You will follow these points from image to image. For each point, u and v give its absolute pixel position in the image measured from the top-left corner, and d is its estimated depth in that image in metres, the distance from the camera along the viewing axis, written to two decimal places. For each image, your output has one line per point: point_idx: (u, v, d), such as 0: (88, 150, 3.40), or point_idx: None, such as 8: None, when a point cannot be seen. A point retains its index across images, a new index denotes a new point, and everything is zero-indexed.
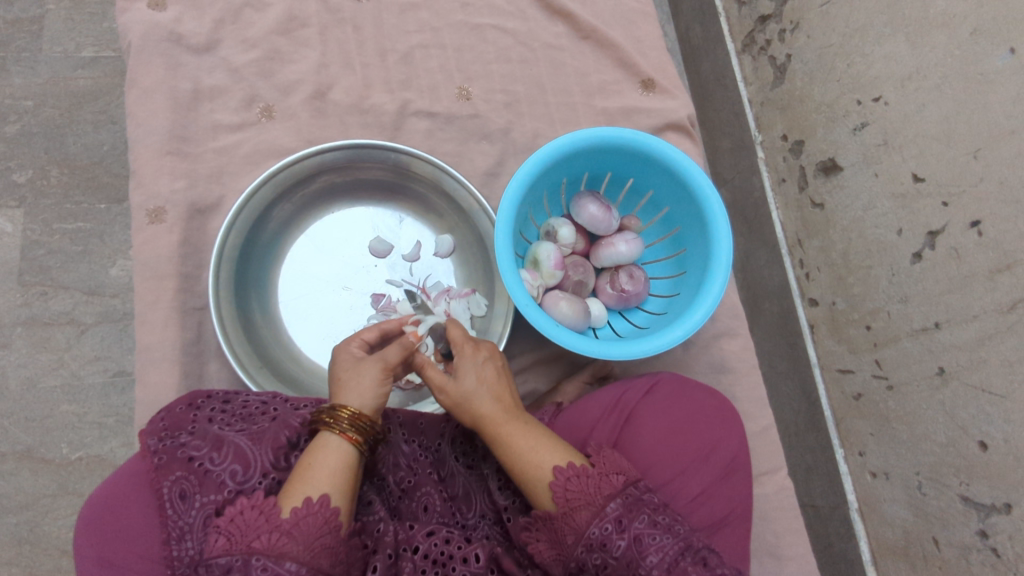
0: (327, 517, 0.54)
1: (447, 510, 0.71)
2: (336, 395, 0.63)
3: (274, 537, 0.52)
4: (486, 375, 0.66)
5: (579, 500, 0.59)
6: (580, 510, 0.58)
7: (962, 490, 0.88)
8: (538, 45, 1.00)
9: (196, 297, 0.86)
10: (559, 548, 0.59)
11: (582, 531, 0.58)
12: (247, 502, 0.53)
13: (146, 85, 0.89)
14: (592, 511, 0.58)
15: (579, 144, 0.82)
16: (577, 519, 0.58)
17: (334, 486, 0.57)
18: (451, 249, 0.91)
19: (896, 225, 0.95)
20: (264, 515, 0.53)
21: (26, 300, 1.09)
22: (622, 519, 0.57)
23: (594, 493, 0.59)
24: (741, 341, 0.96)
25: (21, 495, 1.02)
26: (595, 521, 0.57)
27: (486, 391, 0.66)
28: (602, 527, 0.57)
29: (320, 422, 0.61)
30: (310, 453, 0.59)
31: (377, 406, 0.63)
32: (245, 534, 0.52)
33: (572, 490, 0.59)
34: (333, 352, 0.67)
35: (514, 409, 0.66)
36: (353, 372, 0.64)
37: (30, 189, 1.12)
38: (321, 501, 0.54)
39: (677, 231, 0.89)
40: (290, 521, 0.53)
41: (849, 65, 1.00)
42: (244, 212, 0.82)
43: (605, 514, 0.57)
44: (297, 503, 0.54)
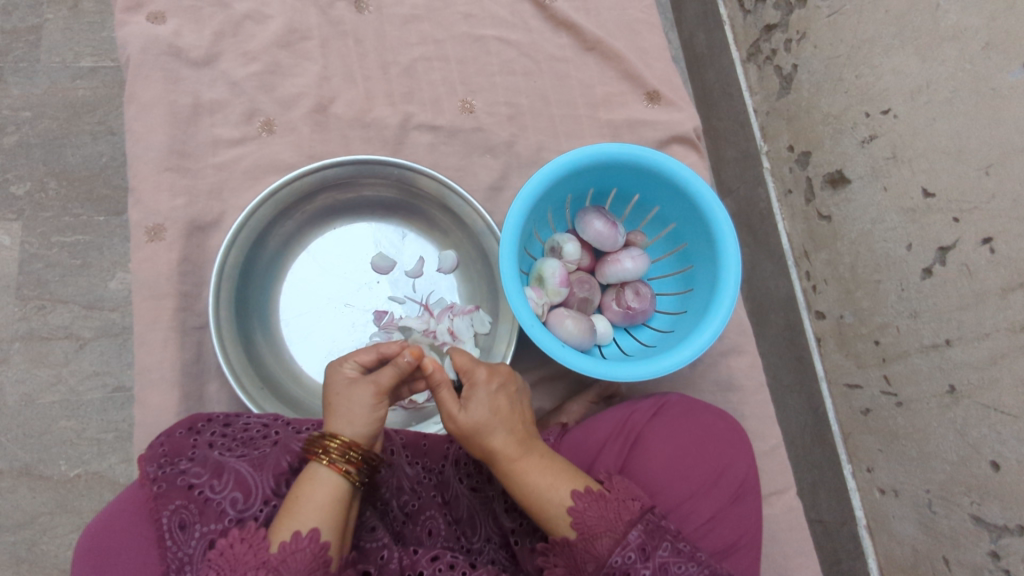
0: (316, 551, 0.53)
1: (452, 534, 0.70)
2: (329, 421, 0.61)
3: (261, 574, 0.51)
4: (500, 406, 0.62)
5: (599, 527, 0.58)
6: (602, 538, 0.57)
7: (974, 510, 0.87)
8: (542, 56, 0.98)
9: (196, 316, 0.85)
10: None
11: (603, 559, 0.57)
12: (237, 535, 0.54)
13: (146, 100, 0.87)
14: (614, 538, 0.57)
15: (586, 160, 0.80)
16: (598, 547, 0.57)
17: (328, 521, 0.55)
18: (454, 264, 0.90)
19: (906, 240, 0.94)
20: (253, 548, 0.53)
21: (24, 315, 1.07)
22: (646, 546, 0.57)
23: (614, 520, 0.58)
24: (748, 357, 0.95)
25: (19, 513, 1.01)
26: (617, 549, 0.57)
27: (497, 422, 0.61)
28: (625, 555, 0.56)
29: (310, 453, 0.59)
30: (299, 485, 0.57)
31: (371, 433, 0.61)
32: (234, 569, 0.52)
33: (593, 517, 0.58)
34: (328, 370, 0.64)
35: (527, 440, 0.62)
36: (346, 395, 0.61)
37: (28, 202, 1.11)
38: (310, 536, 0.53)
39: (684, 247, 0.87)
40: (278, 557, 0.52)
41: (857, 77, 0.99)
42: (245, 230, 0.80)
43: (628, 542, 0.57)
44: (285, 538, 0.53)
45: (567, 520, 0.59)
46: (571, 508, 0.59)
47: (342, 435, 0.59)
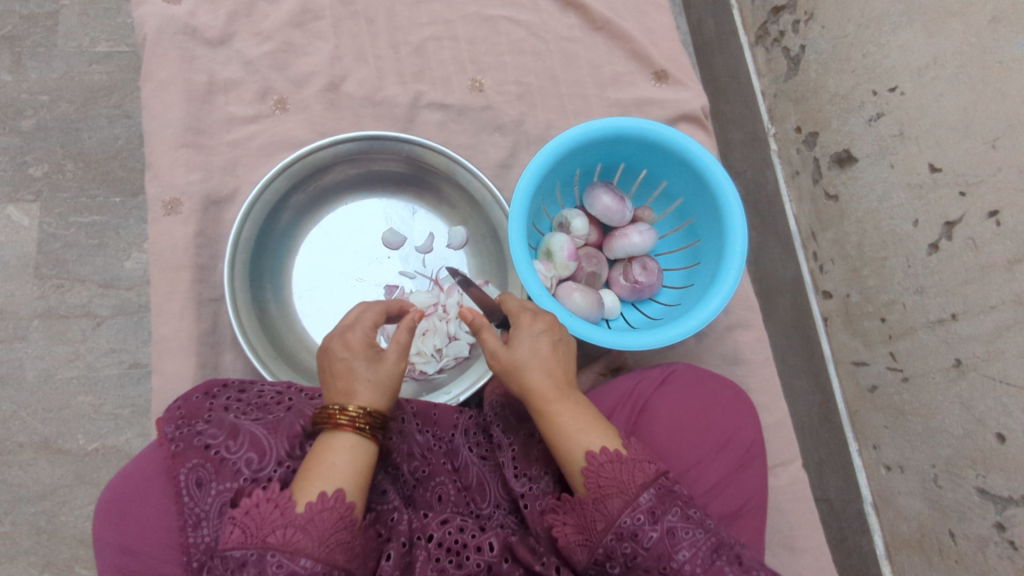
0: (342, 512, 0.54)
1: (461, 499, 0.72)
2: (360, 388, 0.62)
3: (289, 532, 0.51)
4: (539, 350, 0.65)
5: (611, 487, 0.58)
6: (613, 498, 0.58)
7: (979, 483, 0.87)
8: (551, 36, 1.00)
9: (211, 288, 0.87)
10: (586, 535, 0.59)
11: (613, 519, 0.57)
12: (263, 495, 0.53)
13: (162, 78, 0.89)
14: (625, 499, 0.57)
15: (593, 134, 0.81)
16: (609, 507, 0.57)
17: (352, 485, 0.57)
18: (464, 241, 0.91)
19: (912, 217, 0.94)
20: (279, 509, 0.52)
21: (43, 293, 1.10)
22: (656, 510, 0.57)
23: (627, 482, 0.58)
24: (754, 332, 0.95)
25: (38, 485, 1.03)
26: (627, 510, 0.57)
27: (537, 364, 0.64)
28: (634, 517, 0.56)
29: (331, 419, 0.59)
30: (324, 450, 0.58)
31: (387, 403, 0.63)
32: (260, 528, 0.52)
33: (606, 477, 0.58)
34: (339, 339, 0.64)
35: (565, 388, 0.64)
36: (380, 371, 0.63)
37: (46, 183, 1.13)
38: (336, 497, 0.54)
39: (691, 222, 0.88)
40: (305, 516, 0.52)
41: (864, 55, 1.00)
42: (258, 203, 0.81)
43: (638, 504, 0.57)
44: (311, 499, 0.54)
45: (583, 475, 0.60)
46: (586, 466, 0.60)
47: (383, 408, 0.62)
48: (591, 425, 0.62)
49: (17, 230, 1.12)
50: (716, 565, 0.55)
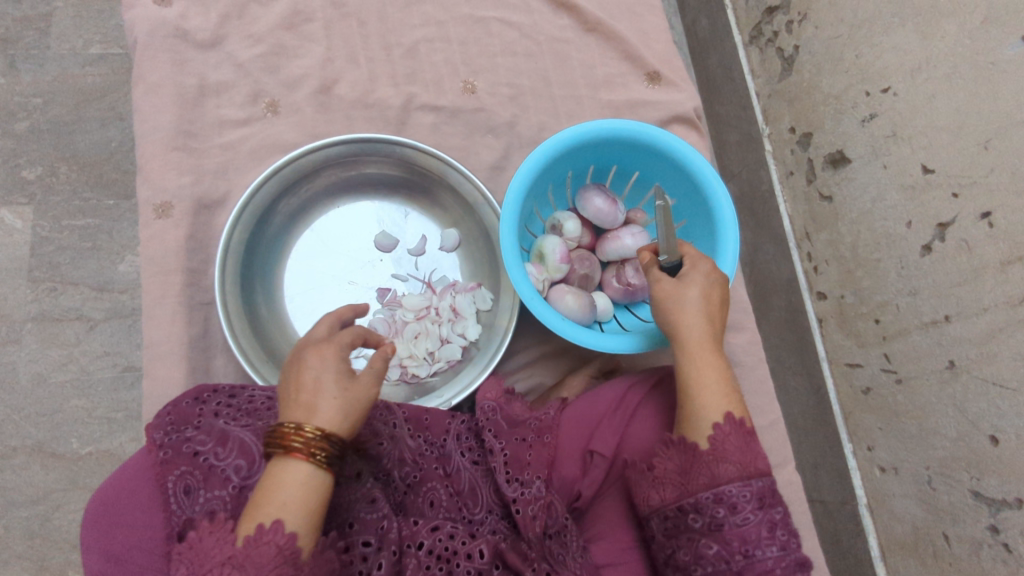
0: (281, 547, 0.51)
1: (453, 505, 0.71)
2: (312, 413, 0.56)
3: (226, 569, 0.51)
4: (710, 296, 0.69)
5: (733, 455, 0.60)
6: (729, 464, 0.60)
7: (973, 485, 0.87)
8: (543, 37, 0.99)
9: (203, 292, 0.87)
10: (684, 480, 0.61)
11: (720, 480, 0.60)
12: (208, 528, 0.53)
13: (153, 80, 0.89)
14: (740, 473, 0.60)
15: (585, 137, 0.81)
16: (723, 471, 0.60)
17: (297, 515, 0.52)
18: (456, 243, 0.91)
19: (905, 218, 0.94)
20: (219, 543, 0.52)
21: (36, 296, 1.09)
22: (764, 498, 0.60)
23: (749, 461, 0.61)
24: (748, 335, 0.95)
25: (32, 489, 1.03)
26: (737, 482, 0.59)
27: (695, 317, 0.67)
28: (741, 491, 0.59)
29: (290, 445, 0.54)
30: (273, 479, 0.54)
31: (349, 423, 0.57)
32: (202, 563, 0.52)
33: (730, 445, 0.61)
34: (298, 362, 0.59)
35: (720, 355, 0.67)
36: (351, 390, 0.57)
37: (39, 185, 1.13)
38: (274, 529, 0.51)
39: (682, 225, 0.88)
40: (242, 552, 0.51)
41: (857, 55, 1.00)
42: (249, 206, 0.81)
43: (750, 483, 0.60)
44: (250, 532, 0.51)
45: (708, 429, 0.62)
46: (719, 425, 0.62)
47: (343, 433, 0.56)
48: (730, 391, 0.65)
49: (10, 233, 1.12)
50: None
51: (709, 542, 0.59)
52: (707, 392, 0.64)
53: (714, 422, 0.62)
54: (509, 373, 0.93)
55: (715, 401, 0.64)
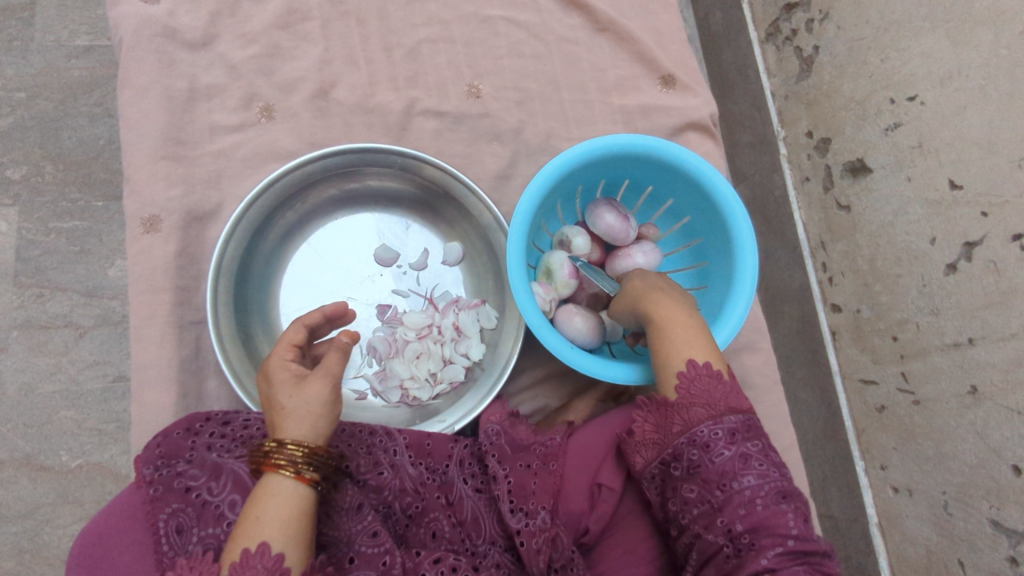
0: (269, 567, 0.49)
1: (456, 536, 0.68)
2: (282, 425, 0.56)
3: None
4: (648, 277, 0.70)
5: (700, 398, 0.60)
6: (697, 408, 0.59)
7: (992, 513, 0.85)
8: (552, 38, 0.94)
9: (194, 310, 0.83)
10: (660, 434, 0.61)
11: (692, 425, 0.59)
12: (188, 565, 0.50)
13: (140, 84, 0.84)
14: (710, 413, 0.59)
15: (598, 152, 0.77)
16: (691, 413, 0.59)
17: (281, 534, 0.51)
18: (460, 257, 0.87)
19: (929, 234, 0.90)
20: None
21: (22, 303, 1.05)
22: (737, 433, 0.58)
23: (717, 399, 0.59)
24: (762, 355, 0.92)
25: (21, 503, 1.00)
26: (709, 422, 0.58)
27: (654, 286, 0.68)
28: (713, 430, 0.58)
29: (263, 464, 0.54)
30: (254, 502, 0.53)
31: (325, 430, 0.57)
32: None
33: (697, 387, 0.60)
34: (265, 374, 0.59)
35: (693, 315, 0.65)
36: (298, 398, 0.56)
37: (24, 186, 1.08)
38: (259, 551, 0.49)
39: (698, 242, 0.84)
40: None
41: (882, 60, 0.95)
42: (243, 221, 0.77)
43: (721, 420, 0.58)
44: (236, 558, 0.49)
45: (675, 379, 0.61)
46: (682, 372, 0.61)
47: (303, 440, 0.55)
48: (699, 339, 0.63)
49: None
50: (778, 507, 0.55)
51: (690, 486, 0.58)
52: (673, 344, 0.63)
53: (679, 371, 0.61)
54: (513, 392, 0.89)
55: (682, 350, 0.62)
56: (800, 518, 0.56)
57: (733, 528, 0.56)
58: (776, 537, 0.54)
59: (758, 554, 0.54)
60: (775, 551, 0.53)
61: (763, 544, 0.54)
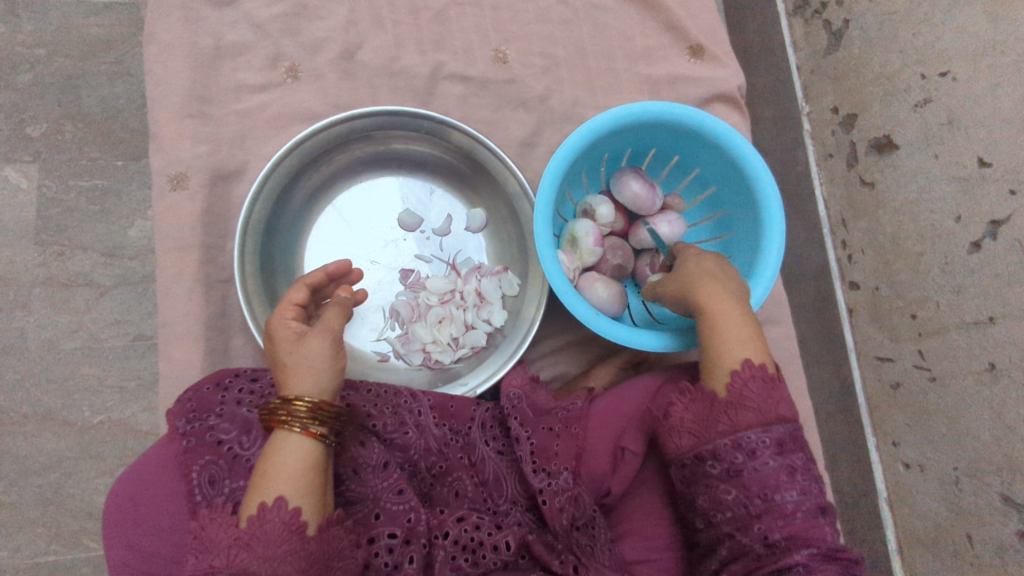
0: (285, 520, 0.50)
1: (479, 496, 0.68)
2: (287, 381, 0.57)
3: (234, 553, 0.49)
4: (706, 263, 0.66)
5: (752, 402, 0.58)
6: (746, 411, 0.58)
7: (1005, 489, 0.87)
8: (580, 4, 0.93)
9: (219, 269, 0.83)
10: (701, 428, 0.59)
11: (737, 428, 0.57)
12: (210, 516, 0.52)
13: (166, 40, 0.84)
14: (759, 418, 0.57)
15: (626, 120, 0.77)
16: (740, 416, 0.58)
17: (295, 489, 0.52)
18: (483, 224, 0.87)
19: (954, 212, 0.91)
20: (222, 528, 0.51)
21: (44, 260, 1.06)
22: (784, 443, 0.57)
23: (768, 407, 0.58)
24: (782, 329, 0.92)
25: (44, 457, 1.02)
26: (757, 428, 0.57)
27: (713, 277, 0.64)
28: (760, 437, 0.57)
29: (270, 420, 0.55)
30: (267, 455, 0.54)
31: (332, 386, 0.58)
32: (211, 551, 0.50)
33: (750, 390, 0.58)
34: (268, 332, 0.60)
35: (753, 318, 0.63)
36: (297, 353, 0.57)
37: (44, 143, 1.08)
38: (275, 505, 0.50)
39: (724, 213, 0.84)
40: (248, 533, 0.50)
41: (914, 35, 0.94)
42: (270, 181, 0.77)
43: (770, 429, 0.57)
44: (252, 511, 0.51)
45: (726, 377, 0.60)
46: (738, 372, 0.59)
47: (306, 394, 0.56)
48: (751, 338, 0.61)
49: (15, 192, 1.07)
50: (815, 522, 0.56)
51: (728, 487, 0.57)
52: (726, 342, 0.61)
53: (731, 371, 0.60)
54: (533, 360, 0.90)
55: (736, 349, 0.60)
56: (833, 532, 0.56)
57: (769, 535, 0.56)
58: (811, 547, 0.55)
59: (793, 558, 0.54)
60: (810, 560, 0.54)
61: (798, 549, 0.54)
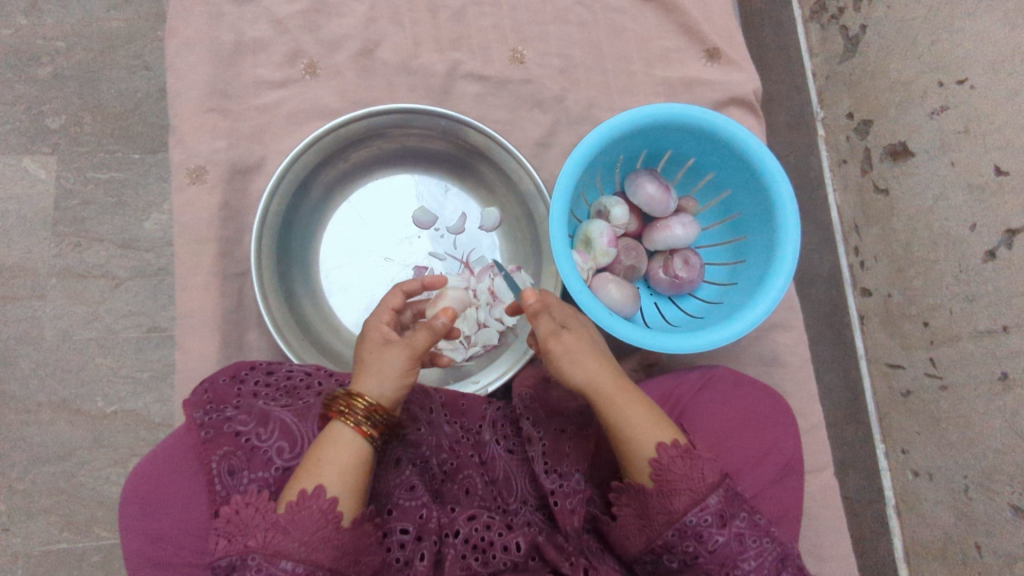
0: (323, 509, 0.52)
1: (489, 493, 0.68)
2: (357, 377, 0.60)
3: (269, 534, 0.51)
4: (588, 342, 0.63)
5: (681, 484, 0.55)
6: (681, 495, 0.55)
7: (1014, 499, 0.85)
8: (598, 6, 0.93)
9: (236, 263, 0.84)
10: (647, 524, 0.57)
11: (677, 516, 0.55)
12: (243, 501, 0.53)
13: (187, 35, 0.84)
14: (694, 499, 0.55)
15: (642, 121, 0.77)
16: (675, 504, 0.55)
17: (340, 482, 0.54)
18: (497, 223, 0.87)
19: (969, 219, 0.90)
20: (259, 513, 0.52)
21: (61, 251, 1.07)
22: (725, 514, 0.55)
23: (697, 480, 0.55)
24: (794, 334, 0.92)
25: (57, 445, 1.03)
26: (695, 509, 0.55)
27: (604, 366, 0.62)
28: (701, 517, 0.54)
29: (330, 409, 0.58)
30: (318, 446, 0.57)
31: (395, 396, 0.60)
32: (244, 534, 0.51)
33: (676, 472, 0.56)
34: (365, 328, 0.64)
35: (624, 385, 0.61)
36: (378, 355, 0.60)
37: (64, 135, 1.09)
38: (316, 493, 0.53)
39: (737, 217, 0.84)
40: (286, 517, 0.51)
41: (933, 41, 0.94)
42: (287, 176, 0.78)
43: (707, 505, 0.55)
44: (293, 498, 0.53)
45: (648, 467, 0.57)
46: (655, 459, 0.57)
47: (368, 394, 0.58)
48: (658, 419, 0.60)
49: (34, 183, 1.08)
50: None
51: None
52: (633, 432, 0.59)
53: (650, 459, 0.57)
54: None
55: (648, 433, 0.58)
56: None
57: None
58: None
59: None
60: None
61: None
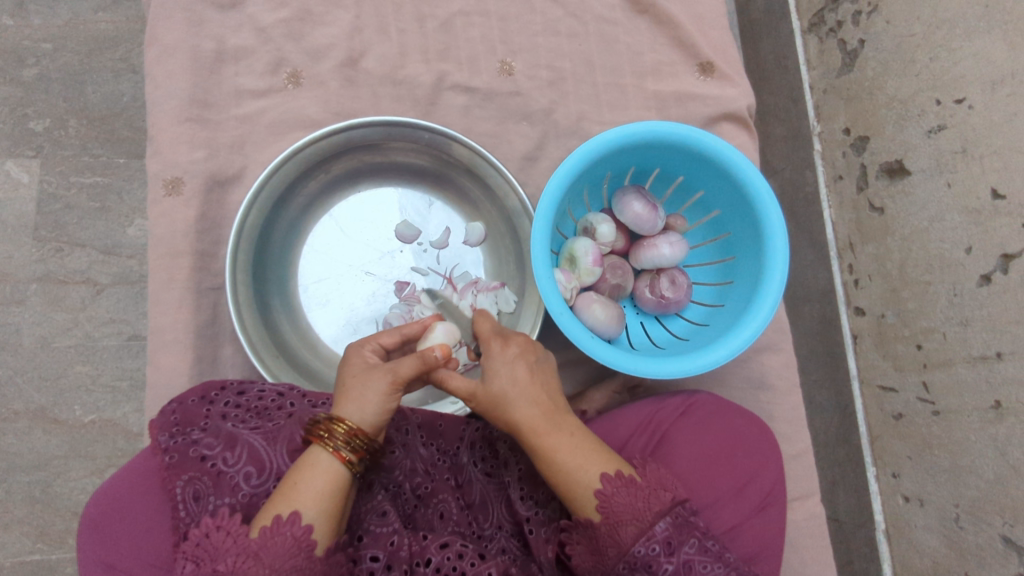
0: (297, 536, 0.50)
1: (463, 519, 0.66)
2: (338, 403, 0.58)
3: (240, 560, 0.49)
4: (519, 377, 0.60)
5: (625, 514, 0.54)
6: (626, 525, 0.54)
7: (1005, 530, 0.84)
8: (589, 17, 0.91)
9: (212, 276, 0.82)
10: (600, 559, 0.56)
11: (626, 548, 0.54)
12: (213, 524, 0.51)
13: (167, 42, 0.83)
14: (639, 528, 0.54)
15: (629, 139, 0.75)
16: (621, 535, 0.54)
17: (315, 508, 0.53)
18: (481, 238, 0.86)
19: (965, 242, 0.88)
20: (231, 536, 0.50)
21: (41, 256, 1.05)
22: (673, 542, 0.53)
23: (642, 509, 0.54)
24: (783, 356, 0.90)
25: (32, 455, 1.01)
26: (641, 540, 0.53)
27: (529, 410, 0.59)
28: (648, 547, 0.53)
29: (312, 433, 0.56)
30: (296, 469, 0.55)
31: (378, 422, 0.58)
32: (213, 558, 0.49)
33: (620, 501, 0.55)
34: (345, 353, 0.61)
35: (553, 415, 0.59)
36: (360, 380, 0.58)
37: (47, 139, 1.08)
38: (291, 520, 0.51)
39: (727, 237, 0.82)
40: (258, 542, 0.49)
41: (931, 59, 0.91)
42: (265, 189, 0.76)
43: (654, 534, 0.53)
44: (266, 523, 0.51)
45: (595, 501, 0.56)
46: (601, 492, 0.55)
47: (348, 420, 0.56)
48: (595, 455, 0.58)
49: (16, 187, 1.07)
50: None
51: None
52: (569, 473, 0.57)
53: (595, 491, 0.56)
54: None
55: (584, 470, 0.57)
56: None
57: None
58: None
59: None
60: None
61: None
